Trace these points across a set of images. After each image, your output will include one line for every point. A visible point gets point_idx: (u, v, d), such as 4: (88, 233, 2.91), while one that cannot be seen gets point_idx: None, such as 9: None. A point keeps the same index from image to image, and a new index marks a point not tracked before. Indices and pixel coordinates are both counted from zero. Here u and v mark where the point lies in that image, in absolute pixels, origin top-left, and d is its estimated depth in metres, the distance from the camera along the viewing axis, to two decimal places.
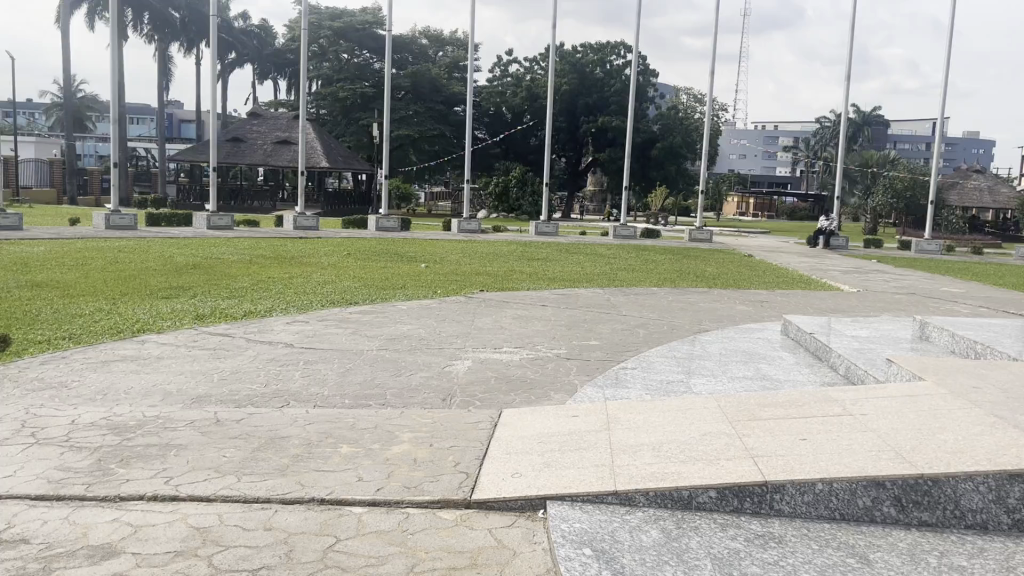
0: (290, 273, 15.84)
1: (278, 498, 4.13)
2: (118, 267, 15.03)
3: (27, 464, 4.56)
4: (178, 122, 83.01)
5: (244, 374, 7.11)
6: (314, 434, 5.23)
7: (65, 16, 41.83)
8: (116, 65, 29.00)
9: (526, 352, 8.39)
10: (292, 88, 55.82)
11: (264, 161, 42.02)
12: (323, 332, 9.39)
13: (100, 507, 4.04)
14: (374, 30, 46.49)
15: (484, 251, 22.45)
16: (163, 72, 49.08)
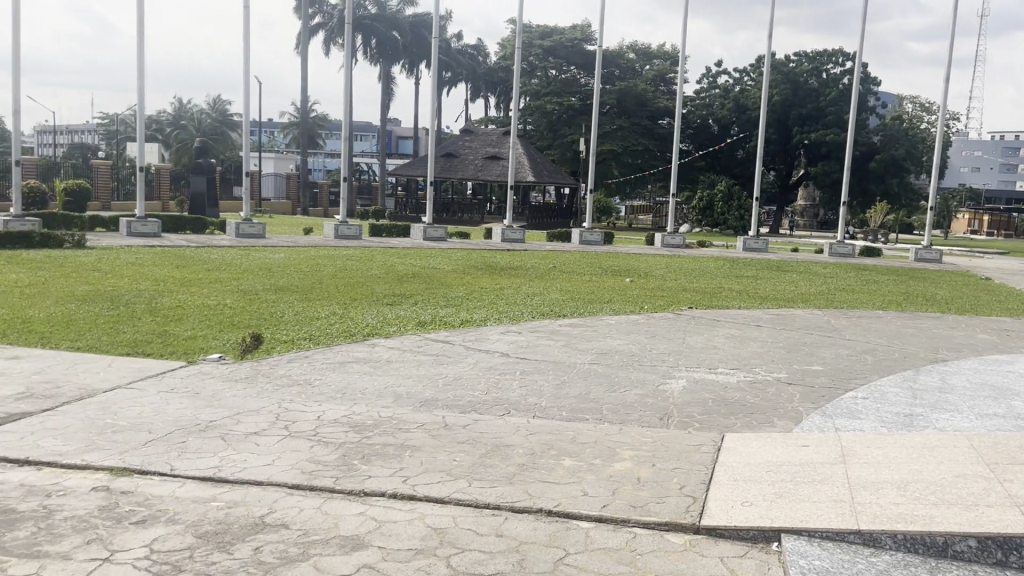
0: (501, 284, 16.33)
1: (508, 506, 4.25)
2: (346, 275, 16.20)
3: (284, 454, 5.00)
4: (397, 139, 88.62)
5: (466, 380, 7.41)
6: (536, 444, 5.34)
7: (304, 43, 45.87)
8: (347, 86, 31.34)
9: (743, 375, 8.09)
10: (502, 105, 57.87)
11: (474, 175, 43.76)
12: (536, 343, 9.58)
13: (347, 500, 4.35)
14: (583, 46, 47.21)
15: (689, 267, 21.98)
16: (386, 91, 52.53)
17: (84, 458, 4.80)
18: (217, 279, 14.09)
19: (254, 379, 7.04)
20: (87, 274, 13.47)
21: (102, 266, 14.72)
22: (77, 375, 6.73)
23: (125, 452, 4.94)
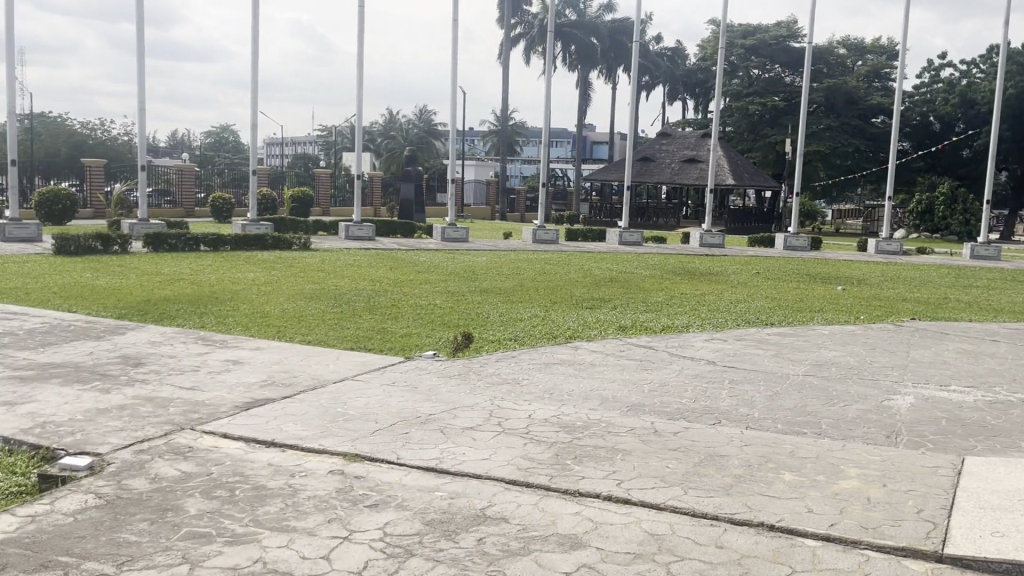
0: (701, 290, 15.97)
1: (728, 517, 4.13)
2: (546, 278, 16.52)
3: (499, 450, 5.15)
4: (592, 144, 89.05)
5: (673, 387, 7.30)
6: (752, 456, 5.16)
7: (506, 53, 47.18)
8: (548, 92, 31.85)
9: (980, 394, 7.39)
10: (701, 108, 56.55)
11: (671, 179, 43.07)
12: (744, 352, 9.26)
13: (563, 499, 4.40)
14: (789, 44, 45.31)
15: (907, 276, 20.42)
16: (583, 97, 52.93)
17: (320, 442, 5.19)
18: (427, 281, 14.83)
19: (466, 376, 7.31)
20: (313, 274, 14.62)
21: (325, 266, 15.92)
22: (310, 366, 7.31)
23: (355, 439, 5.29)
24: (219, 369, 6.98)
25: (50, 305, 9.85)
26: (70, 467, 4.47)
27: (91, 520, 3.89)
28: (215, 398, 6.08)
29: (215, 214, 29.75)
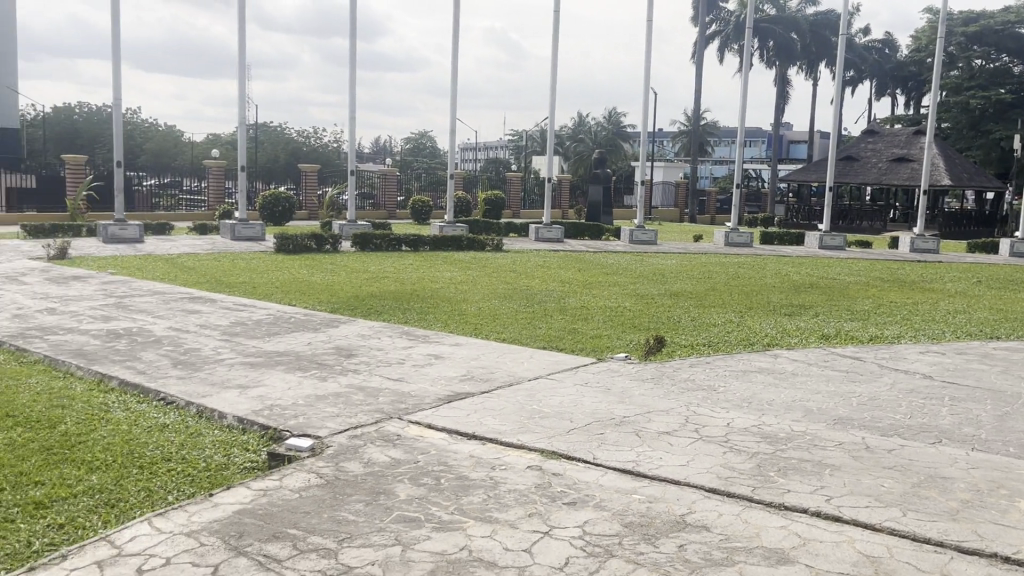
0: (913, 298, 14.83)
1: (954, 545, 3.81)
2: (741, 282, 15.98)
3: (698, 457, 5.04)
4: (789, 143, 85.05)
5: (885, 402, 6.81)
6: (980, 481, 4.72)
7: (699, 52, 46.07)
8: (744, 90, 30.75)
9: None
10: (913, 102, 52.48)
11: (877, 180, 40.31)
12: (966, 367, 8.47)
13: (768, 511, 4.24)
14: (1018, 29, 41.12)
15: None
16: (781, 95, 50.69)
17: (519, 438, 5.29)
18: (618, 283, 14.79)
19: (661, 380, 7.17)
20: (507, 275, 15.00)
21: (517, 267, 16.30)
22: (507, 364, 7.49)
23: (552, 436, 5.35)
24: (422, 363, 7.29)
25: (272, 298, 10.75)
26: (295, 448, 4.81)
27: (314, 498, 4.17)
28: (419, 389, 6.37)
29: (414, 215, 31.29)
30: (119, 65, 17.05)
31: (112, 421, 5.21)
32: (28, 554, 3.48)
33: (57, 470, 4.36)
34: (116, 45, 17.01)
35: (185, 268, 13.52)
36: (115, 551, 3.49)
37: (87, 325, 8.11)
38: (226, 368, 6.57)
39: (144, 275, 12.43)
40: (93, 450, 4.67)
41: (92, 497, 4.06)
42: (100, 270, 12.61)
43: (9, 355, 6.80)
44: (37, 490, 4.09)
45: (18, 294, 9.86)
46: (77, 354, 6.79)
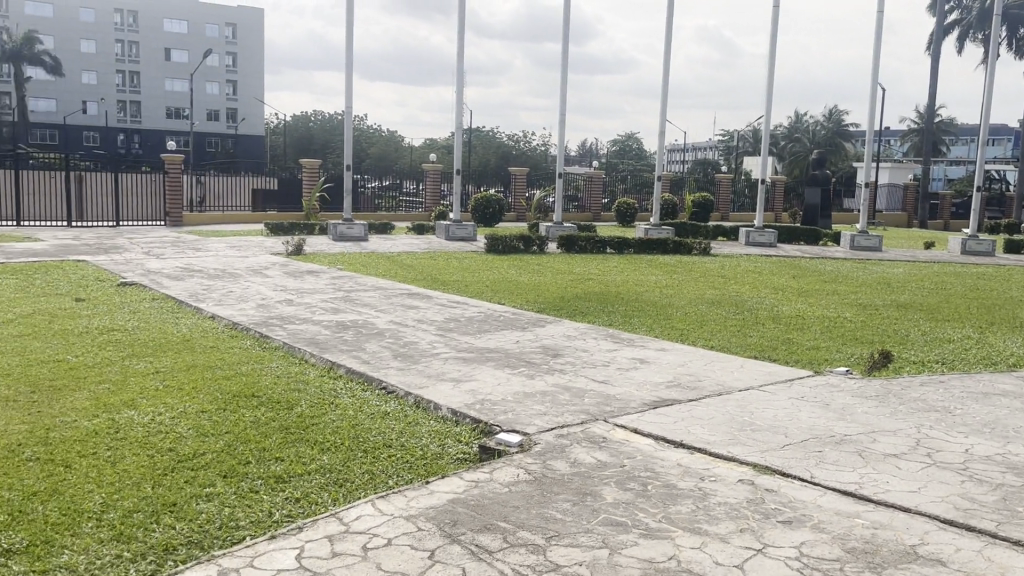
0: None
1: None
2: (979, 294, 14.47)
3: (931, 484, 4.61)
4: None
5: None
6: None
7: (935, 45, 42.28)
8: (987, 82, 27.83)
9: None
10: None
11: None
12: None
13: (1013, 550, 3.81)
14: None
15: None
16: None
17: (730, 449, 5.08)
18: (836, 291, 13.91)
19: (887, 399, 6.62)
20: (716, 280, 14.56)
21: (726, 272, 15.81)
22: (715, 372, 7.24)
23: (767, 450, 5.09)
24: (629, 366, 7.22)
25: (483, 297, 11.13)
26: (504, 443, 4.92)
27: (523, 493, 4.24)
28: (626, 393, 6.31)
29: (620, 218, 31.14)
30: (351, 76, 18.36)
31: (340, 406, 5.61)
32: (269, 523, 3.82)
33: (295, 447, 4.77)
34: (349, 57, 18.32)
35: (404, 266, 14.32)
36: (343, 528, 3.74)
37: (319, 316, 8.80)
38: (441, 362, 6.88)
39: (368, 271, 13.33)
40: (325, 432, 5.06)
41: (323, 475, 4.39)
42: (330, 266, 13.66)
43: (255, 340, 7.52)
44: (278, 465, 4.49)
45: (262, 285, 10.90)
46: (311, 343, 7.40)
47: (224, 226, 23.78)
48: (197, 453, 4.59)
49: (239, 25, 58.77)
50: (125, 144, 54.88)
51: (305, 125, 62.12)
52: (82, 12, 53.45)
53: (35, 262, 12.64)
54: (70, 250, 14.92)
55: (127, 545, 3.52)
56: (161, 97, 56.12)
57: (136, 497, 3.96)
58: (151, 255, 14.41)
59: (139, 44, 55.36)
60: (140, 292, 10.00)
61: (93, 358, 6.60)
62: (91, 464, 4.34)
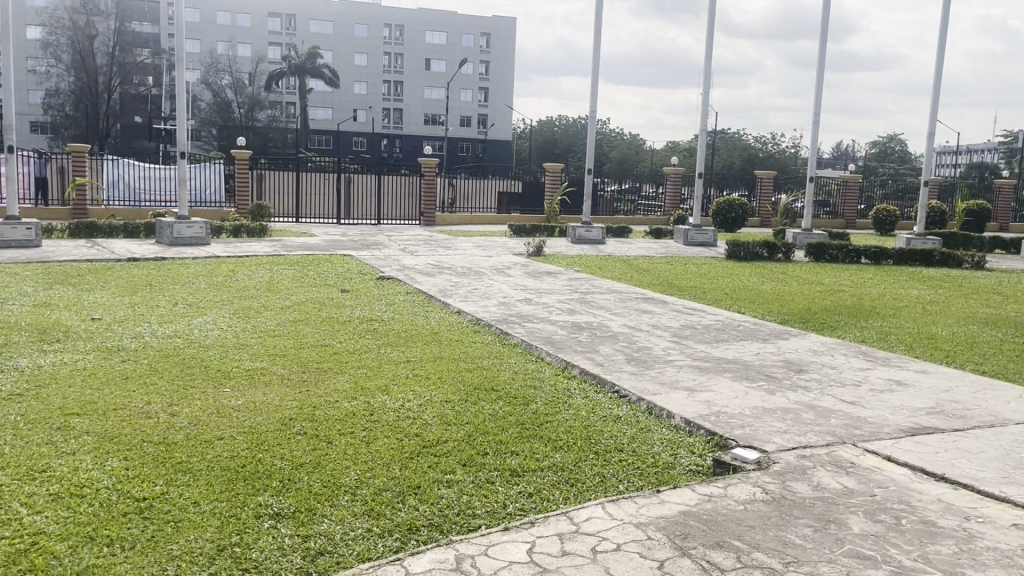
0: None
1: None
2: None
3: None
4: None
5: None
6: None
7: None
8: None
9: None
10: None
11: None
12: None
13: None
14: None
15: None
16: None
17: (1002, 489, 4.51)
18: None
19: None
20: (990, 297, 13.03)
21: (1002, 289, 14.10)
22: (987, 401, 6.46)
23: None
24: (883, 388, 6.65)
25: (722, 305, 10.78)
26: (741, 458, 4.71)
27: (759, 513, 4.04)
28: (879, 417, 5.81)
29: (877, 226, 28.69)
30: (597, 79, 18.56)
31: (574, 406, 5.69)
32: (504, 515, 3.95)
33: (529, 443, 4.89)
34: (595, 62, 18.53)
35: (641, 270, 14.24)
36: (573, 527, 3.78)
37: (555, 317, 8.98)
38: (676, 370, 6.74)
39: (605, 274, 13.40)
40: (558, 430, 5.15)
41: (556, 473, 4.47)
42: (568, 267, 13.91)
43: (495, 337, 7.83)
44: (513, 459, 4.63)
45: (503, 284, 11.33)
46: (547, 342, 7.56)
47: (472, 226, 25.02)
48: (439, 440, 4.85)
49: (493, 34, 61.66)
50: (388, 149, 59.57)
51: (550, 130, 63.85)
52: (357, 28, 58.61)
53: (309, 255, 14.04)
54: (337, 246, 16.42)
55: (377, 520, 3.80)
56: (421, 104, 60.27)
57: (385, 476, 4.27)
58: (406, 252, 15.49)
59: (404, 55, 59.82)
60: (395, 286, 10.78)
61: (353, 345, 7.21)
62: (348, 442, 4.74)
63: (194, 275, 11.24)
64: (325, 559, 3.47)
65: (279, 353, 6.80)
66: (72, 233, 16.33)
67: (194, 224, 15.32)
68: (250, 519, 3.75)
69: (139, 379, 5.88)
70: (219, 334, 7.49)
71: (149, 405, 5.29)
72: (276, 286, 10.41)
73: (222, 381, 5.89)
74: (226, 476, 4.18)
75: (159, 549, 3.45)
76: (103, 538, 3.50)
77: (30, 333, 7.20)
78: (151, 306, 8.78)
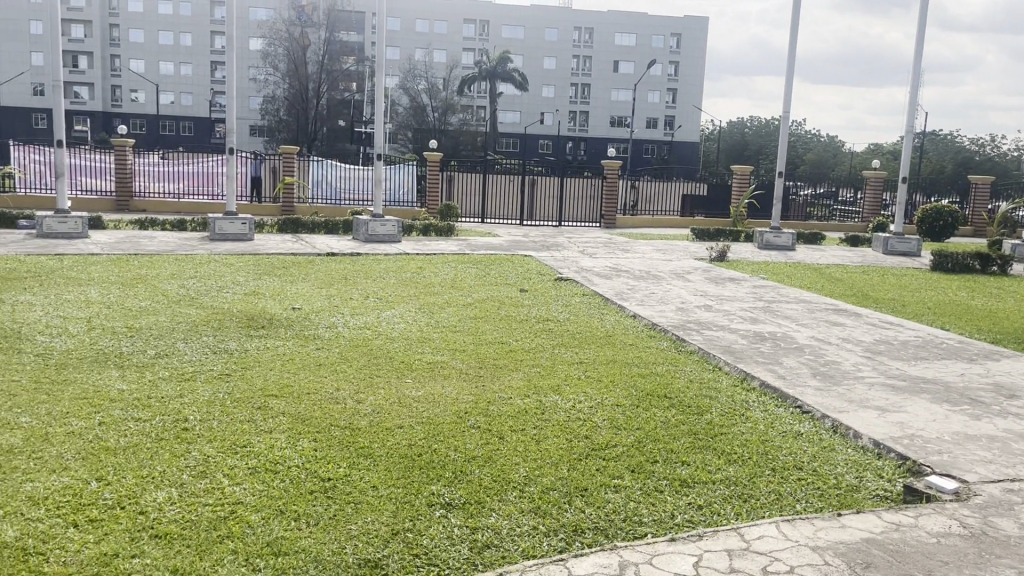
0: None
1: None
2: None
3: None
4: None
5: None
6: None
7: None
8: None
9: None
10: None
11: None
12: None
13: None
14: None
15: None
16: None
17: None
18: None
19: None
20: None
21: None
22: None
23: None
24: None
25: (923, 319, 9.97)
26: (936, 487, 4.34)
27: (955, 548, 3.70)
28: None
29: None
30: (791, 79, 17.75)
31: (752, 419, 5.47)
32: (672, 525, 3.86)
33: (702, 454, 4.76)
34: (791, 60, 17.73)
35: (833, 279, 13.46)
36: (743, 545, 3.64)
37: (737, 325, 8.68)
38: (866, 387, 6.31)
39: (793, 282, 12.80)
40: (733, 443, 4.97)
41: (729, 487, 4.32)
42: (752, 274, 13.39)
43: (672, 343, 7.68)
44: (684, 469, 4.52)
45: (683, 289, 11.09)
46: (726, 351, 7.33)
47: (653, 229, 24.70)
48: (609, 444, 4.83)
49: (683, 35, 60.69)
50: (573, 151, 60.09)
51: (740, 132, 61.89)
52: (547, 31, 59.52)
53: (492, 254, 14.41)
54: (518, 246, 16.76)
55: (543, 519, 3.84)
56: (608, 106, 60.34)
57: (553, 476, 4.30)
58: (586, 254, 15.54)
59: (592, 58, 60.14)
60: (573, 287, 10.85)
61: (530, 343, 7.34)
62: (520, 439, 4.82)
63: (384, 270, 11.87)
64: (490, 552, 3.54)
65: (458, 347, 7.05)
66: (280, 228, 17.73)
67: (387, 222, 16.16)
68: (424, 506, 3.90)
69: (331, 366, 6.29)
70: (404, 327, 7.87)
71: (338, 391, 5.64)
72: (459, 284, 10.78)
73: (405, 372, 6.18)
74: (403, 464, 4.38)
75: (340, 527, 3.66)
76: (291, 512, 3.78)
77: (240, 319, 7.90)
78: (345, 298, 9.37)
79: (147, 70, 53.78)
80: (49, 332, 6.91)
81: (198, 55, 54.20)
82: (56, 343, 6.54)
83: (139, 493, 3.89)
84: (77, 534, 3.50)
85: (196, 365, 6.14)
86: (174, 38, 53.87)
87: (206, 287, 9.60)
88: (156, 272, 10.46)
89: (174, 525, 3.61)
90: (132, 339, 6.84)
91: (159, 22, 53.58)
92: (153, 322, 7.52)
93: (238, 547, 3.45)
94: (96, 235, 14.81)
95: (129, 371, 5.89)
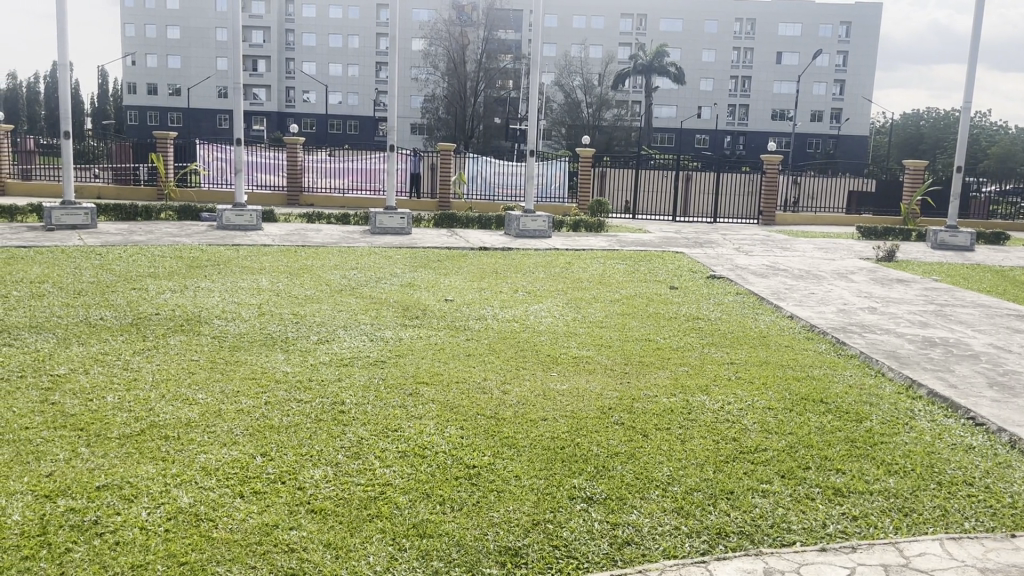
0: None
1: None
2: None
3: None
4: None
5: None
6: None
7: None
8: None
9: None
10: None
11: None
12: None
13: None
14: None
15: None
16: None
17: None
18: None
19: None
20: None
21: None
22: None
23: None
24: None
25: None
26: None
27: None
28: None
29: None
30: (975, 66, 16.42)
31: (917, 429, 5.12)
32: (823, 534, 3.68)
33: (859, 463, 4.51)
34: (974, 44, 16.39)
35: (1018, 283, 12.35)
36: (902, 560, 3.42)
37: (903, 330, 8.12)
38: None
39: (972, 285, 11.85)
40: (895, 453, 4.67)
41: (887, 499, 4.07)
42: (925, 276, 12.51)
43: (832, 346, 7.31)
44: (839, 477, 4.30)
45: (845, 290, 10.54)
46: (891, 355, 6.91)
47: (816, 227, 23.58)
48: (759, 448, 4.66)
49: (854, 23, 57.50)
50: (731, 145, 58.47)
51: (916, 125, 58.14)
52: (707, 23, 58.11)
53: (642, 251, 14.24)
54: (670, 243, 16.42)
55: (686, 520, 3.76)
56: (770, 99, 58.15)
57: (698, 477, 4.20)
58: (742, 252, 15.00)
59: (755, 50, 58.06)
60: (726, 286, 10.50)
61: (678, 342, 7.18)
62: (664, 437, 4.75)
63: (533, 265, 12.01)
64: (631, 549, 3.51)
65: (605, 343, 7.00)
66: (437, 223, 18.33)
67: (537, 217, 16.28)
68: (565, 498, 3.92)
69: (478, 357, 6.43)
70: (552, 321, 7.90)
71: (485, 380, 5.78)
72: (607, 279, 10.72)
73: (551, 365, 6.24)
74: (545, 456, 4.41)
75: (482, 513, 3.75)
76: (436, 496, 3.90)
77: (396, 309, 8.20)
78: (496, 292, 9.53)
79: (319, 71, 56.91)
80: (225, 317, 7.45)
81: (365, 56, 56.75)
82: (231, 327, 7.06)
83: (298, 470, 4.14)
84: (243, 504, 3.76)
85: (354, 351, 6.45)
86: (343, 40, 56.68)
87: (366, 279, 10.03)
88: (322, 263, 11.05)
89: (328, 502, 3.81)
90: (297, 325, 7.28)
91: (331, 26, 56.49)
92: (317, 310, 7.95)
93: (386, 527, 3.60)
94: (269, 228, 15.81)
95: (294, 356, 6.27)
